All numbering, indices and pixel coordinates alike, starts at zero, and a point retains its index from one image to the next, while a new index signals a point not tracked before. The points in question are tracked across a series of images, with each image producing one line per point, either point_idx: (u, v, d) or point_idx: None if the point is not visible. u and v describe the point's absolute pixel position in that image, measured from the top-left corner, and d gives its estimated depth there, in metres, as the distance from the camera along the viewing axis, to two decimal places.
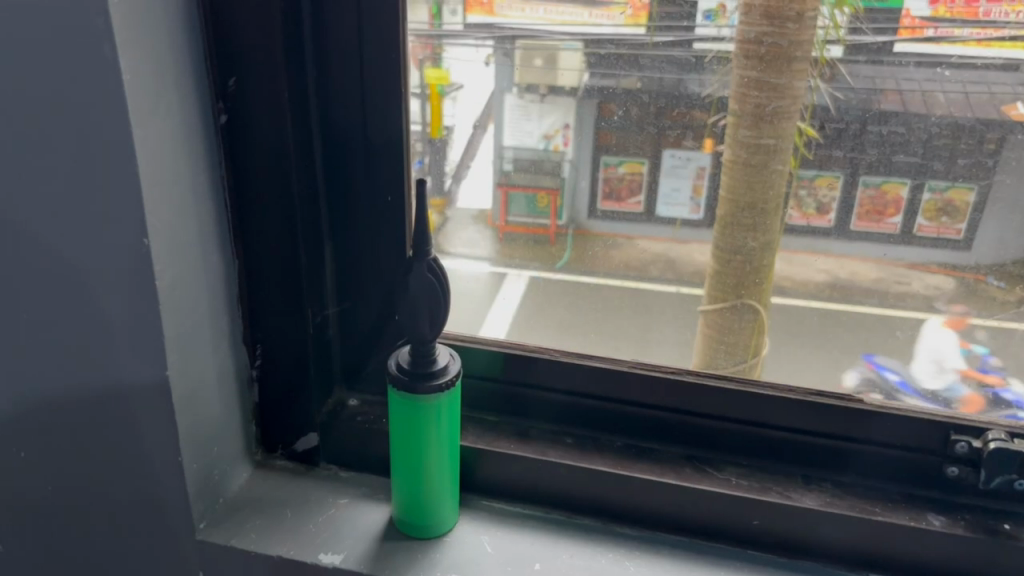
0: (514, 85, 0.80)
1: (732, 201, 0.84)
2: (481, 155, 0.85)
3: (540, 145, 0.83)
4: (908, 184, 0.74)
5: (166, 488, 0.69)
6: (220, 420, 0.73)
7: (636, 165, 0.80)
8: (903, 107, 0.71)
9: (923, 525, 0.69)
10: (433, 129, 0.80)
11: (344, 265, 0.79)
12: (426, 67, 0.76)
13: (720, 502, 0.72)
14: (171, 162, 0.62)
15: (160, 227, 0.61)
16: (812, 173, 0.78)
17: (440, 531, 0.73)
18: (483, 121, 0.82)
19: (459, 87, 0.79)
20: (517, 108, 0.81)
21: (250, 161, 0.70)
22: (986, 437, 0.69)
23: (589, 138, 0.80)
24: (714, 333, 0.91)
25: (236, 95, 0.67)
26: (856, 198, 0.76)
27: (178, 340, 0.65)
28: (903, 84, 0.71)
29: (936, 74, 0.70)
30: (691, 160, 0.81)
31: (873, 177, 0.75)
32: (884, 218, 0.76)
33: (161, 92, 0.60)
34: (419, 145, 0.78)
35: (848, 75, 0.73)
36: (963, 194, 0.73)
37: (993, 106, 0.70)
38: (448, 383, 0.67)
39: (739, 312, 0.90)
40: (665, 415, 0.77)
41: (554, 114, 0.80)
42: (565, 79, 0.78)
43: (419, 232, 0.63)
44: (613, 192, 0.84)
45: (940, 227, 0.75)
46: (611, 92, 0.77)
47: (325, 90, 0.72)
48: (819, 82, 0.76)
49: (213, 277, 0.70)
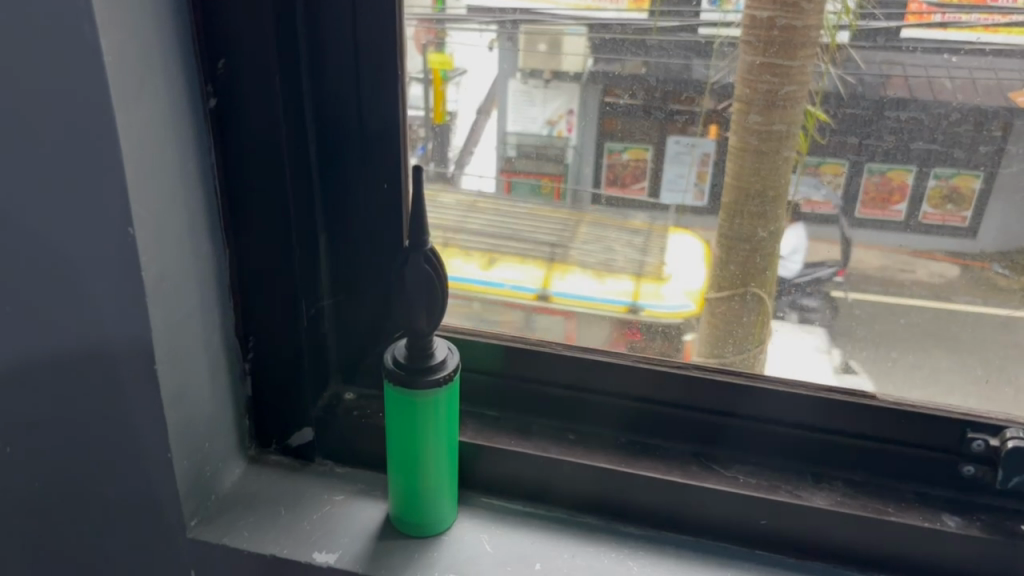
0: (519, 71, 0.78)
1: (739, 188, 0.79)
2: (484, 140, 0.82)
3: (544, 130, 0.80)
4: (913, 170, 0.72)
5: (158, 486, 0.67)
6: (211, 416, 0.71)
7: (640, 152, 0.78)
8: (912, 93, 0.69)
9: (936, 526, 0.66)
10: (438, 114, 0.80)
11: (340, 255, 0.76)
12: (431, 52, 0.77)
13: (726, 500, 0.70)
14: (159, 148, 0.60)
15: (148, 217, 0.59)
16: (817, 160, 0.75)
17: (439, 528, 0.71)
18: (488, 105, 0.80)
19: (463, 72, 0.78)
20: (521, 93, 0.79)
21: (241, 148, 0.67)
22: (1003, 435, 0.66)
23: (593, 123, 0.78)
24: (722, 325, 0.85)
25: (226, 79, 0.65)
26: (862, 185, 0.74)
27: (167, 333, 0.63)
28: (909, 70, 0.69)
29: (942, 61, 0.68)
30: (696, 147, 0.78)
31: (878, 162, 0.72)
32: (889, 205, 0.74)
33: (147, 76, 0.57)
34: (422, 131, 0.79)
35: (860, 60, 0.70)
36: (969, 181, 0.71)
37: (1001, 93, 0.68)
38: (447, 378, 0.65)
39: (747, 299, 0.84)
40: (672, 411, 0.74)
41: (559, 99, 0.78)
42: (570, 65, 0.77)
43: (414, 222, 0.60)
44: (617, 179, 0.80)
45: (944, 215, 0.73)
46: (616, 77, 0.76)
47: (320, 75, 0.69)
48: (830, 68, 0.72)
49: (202, 267, 0.67)
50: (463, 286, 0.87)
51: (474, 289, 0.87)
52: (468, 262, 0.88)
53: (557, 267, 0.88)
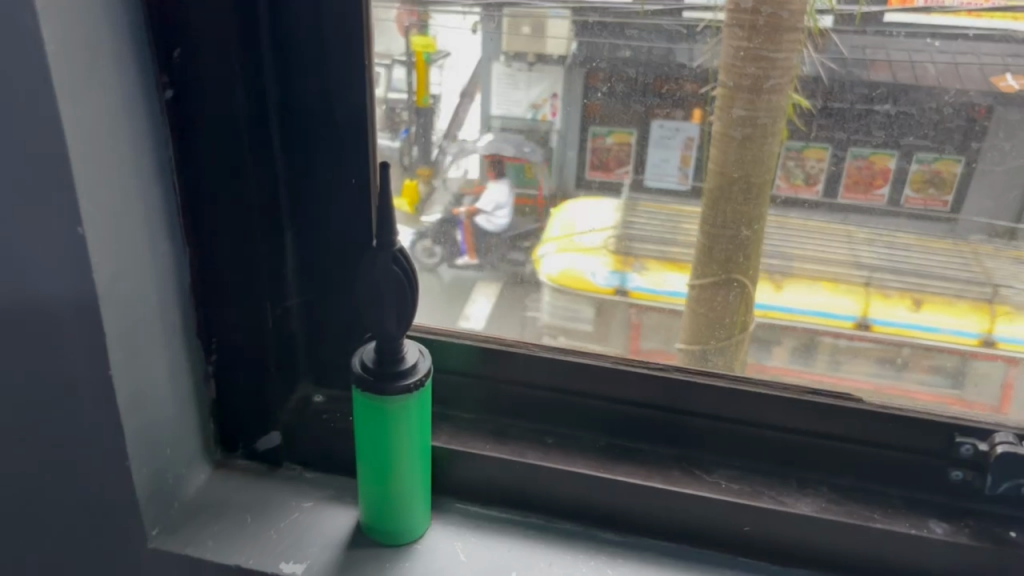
0: (502, 53, 0.77)
1: (721, 175, 0.77)
2: (468, 124, 0.81)
3: (528, 115, 0.79)
4: (896, 156, 0.71)
5: (115, 495, 0.64)
6: (172, 420, 0.68)
7: (624, 135, 0.76)
8: (893, 77, 0.69)
9: (923, 533, 0.64)
10: (420, 97, 0.77)
11: (306, 253, 0.73)
12: (413, 35, 0.73)
13: (709, 508, 0.67)
14: (110, 141, 0.56)
15: (99, 215, 0.56)
16: (800, 144, 0.74)
17: (413, 536, 0.69)
18: (471, 88, 0.79)
19: (446, 55, 0.76)
20: (505, 77, 0.78)
21: (200, 142, 0.64)
22: (992, 440, 0.64)
23: (578, 104, 0.76)
24: (704, 312, 0.82)
25: (184, 69, 0.61)
26: (844, 169, 0.73)
27: (122, 337, 0.60)
28: (893, 54, 0.68)
29: (925, 46, 0.68)
30: (680, 131, 0.76)
31: (864, 148, 0.71)
32: (872, 189, 0.73)
33: (97, 64, 0.54)
34: (406, 114, 0.76)
35: (839, 44, 0.70)
36: (951, 166, 0.71)
37: (982, 77, 0.68)
38: (418, 383, 0.62)
39: (729, 291, 0.81)
40: (652, 414, 0.71)
41: (542, 83, 0.76)
42: (553, 48, 0.75)
43: (383, 221, 0.57)
44: (601, 162, 0.79)
45: (927, 199, 0.73)
46: (598, 60, 0.73)
47: (283, 64, 0.65)
48: (808, 52, 0.71)
49: (160, 266, 0.64)
50: (788, 316, 0.82)
51: (909, 332, 0.80)
52: (891, 306, 0.80)
53: (999, 312, 0.76)
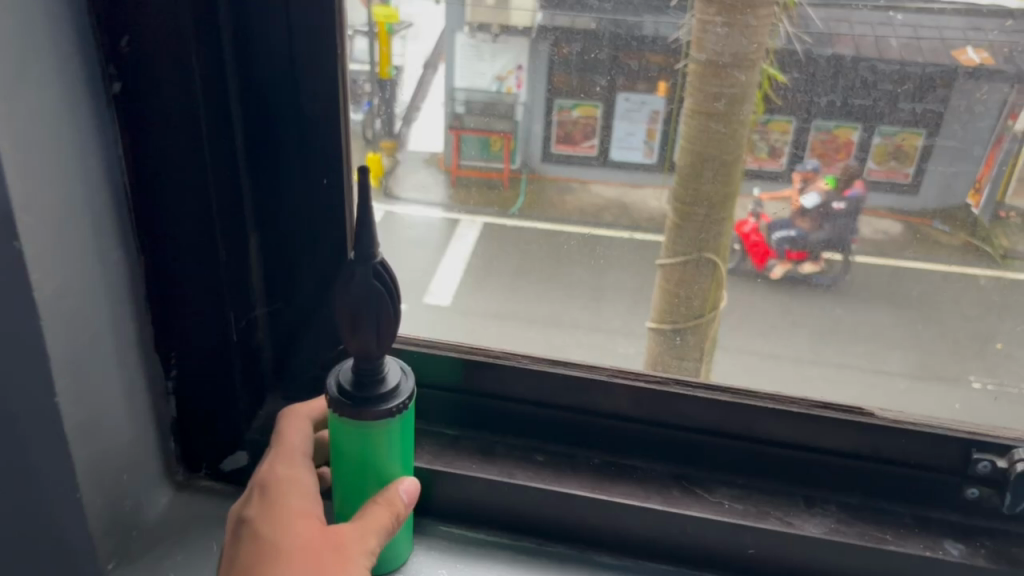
0: (467, 24, 0.69)
1: (693, 152, 0.77)
2: (432, 96, 0.75)
3: (493, 86, 0.73)
4: (859, 129, 0.66)
5: (66, 536, 0.58)
6: (129, 445, 0.62)
7: (589, 109, 0.71)
8: (856, 51, 0.63)
9: (938, 556, 0.61)
10: (381, 68, 0.69)
11: (273, 258, 0.66)
12: (374, 4, 0.66)
13: (711, 530, 0.63)
14: (49, 144, 0.50)
15: (38, 228, 0.49)
16: (765, 117, 0.70)
17: (394, 565, 0.63)
18: (434, 59, 0.72)
19: (409, 25, 0.68)
20: (470, 48, 0.71)
21: (154, 140, 0.57)
22: (1012, 456, 0.60)
23: (544, 79, 0.70)
24: (676, 288, 0.88)
25: (131, 58, 0.55)
26: (808, 143, 0.68)
27: (69, 362, 0.54)
28: (856, 28, 0.63)
29: (888, 19, 0.62)
30: (646, 104, 0.71)
31: (827, 120, 0.66)
32: (834, 163, 0.68)
33: (29, 55, 0.47)
34: (367, 86, 0.68)
35: (814, 17, 0.64)
36: (914, 139, 0.65)
37: (943, 52, 0.62)
38: (400, 407, 0.56)
39: (701, 267, 0.86)
40: (648, 429, 0.67)
41: (506, 56, 0.70)
42: (518, 19, 0.68)
43: (363, 228, 0.52)
44: (567, 136, 0.73)
45: (889, 172, 0.68)
46: (567, 31, 0.68)
47: (244, 51, 0.59)
48: (784, 26, 0.66)
49: (110, 278, 0.58)
50: None
51: None
52: None
53: None
